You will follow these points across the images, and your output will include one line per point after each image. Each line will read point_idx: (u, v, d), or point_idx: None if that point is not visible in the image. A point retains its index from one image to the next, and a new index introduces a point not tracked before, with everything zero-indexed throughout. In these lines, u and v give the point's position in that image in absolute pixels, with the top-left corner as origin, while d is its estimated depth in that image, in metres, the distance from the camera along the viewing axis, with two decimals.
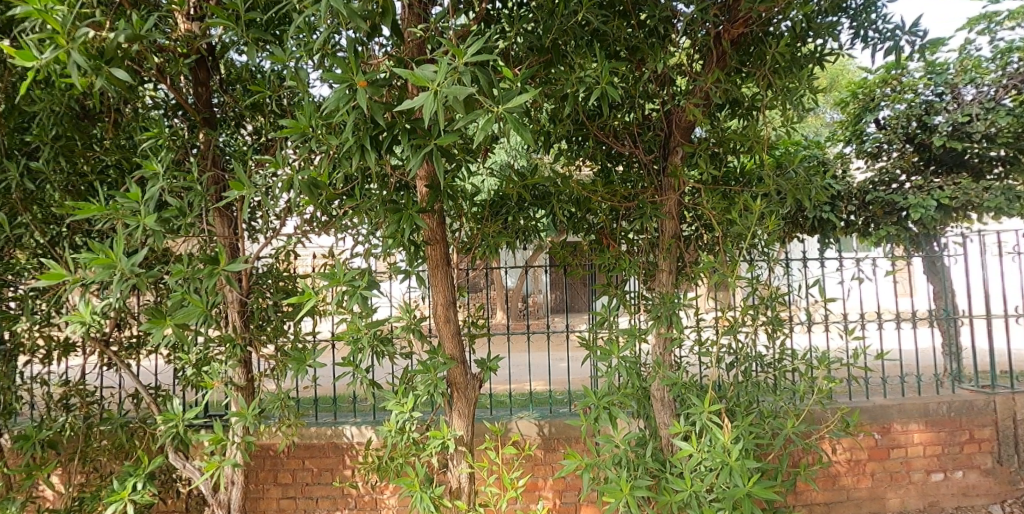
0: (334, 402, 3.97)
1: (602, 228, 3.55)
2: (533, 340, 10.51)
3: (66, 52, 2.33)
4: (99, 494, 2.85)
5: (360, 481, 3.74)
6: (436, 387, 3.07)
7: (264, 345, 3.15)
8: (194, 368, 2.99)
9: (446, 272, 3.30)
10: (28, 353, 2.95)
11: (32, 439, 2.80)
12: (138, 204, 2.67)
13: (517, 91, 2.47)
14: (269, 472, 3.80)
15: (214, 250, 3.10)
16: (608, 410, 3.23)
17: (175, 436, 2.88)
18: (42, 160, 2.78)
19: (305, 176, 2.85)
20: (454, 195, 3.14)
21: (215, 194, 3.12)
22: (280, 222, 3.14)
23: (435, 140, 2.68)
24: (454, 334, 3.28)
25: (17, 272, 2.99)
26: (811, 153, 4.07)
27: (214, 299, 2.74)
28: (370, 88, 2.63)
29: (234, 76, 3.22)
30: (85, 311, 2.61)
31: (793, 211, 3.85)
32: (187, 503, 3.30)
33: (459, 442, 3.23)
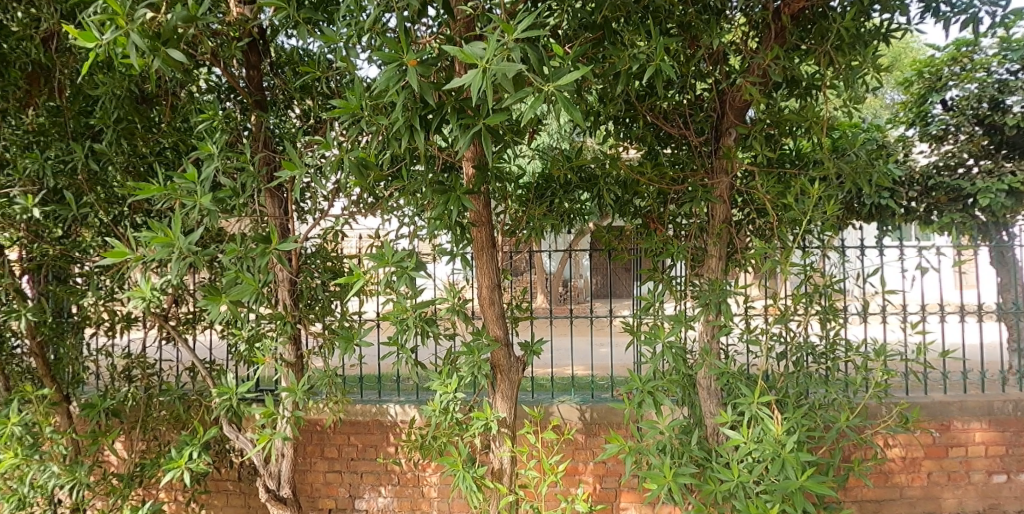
0: (378, 381, 4.04)
1: (650, 211, 3.47)
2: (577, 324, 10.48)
3: (126, 34, 2.43)
4: (158, 461, 3.00)
5: (403, 457, 3.82)
6: (479, 369, 3.13)
7: (313, 323, 3.20)
8: (246, 343, 3.10)
9: (491, 254, 3.31)
10: (94, 325, 3.06)
11: (97, 408, 2.91)
12: (195, 185, 2.78)
13: (567, 68, 2.42)
14: (316, 447, 3.92)
15: (266, 230, 3.17)
16: (652, 396, 3.20)
17: (229, 409, 3.01)
18: (104, 142, 2.86)
19: (354, 156, 2.93)
20: (501, 177, 3.21)
21: (267, 175, 3.17)
22: (328, 203, 3.18)
23: (483, 121, 2.69)
24: (498, 316, 3.29)
25: (84, 250, 3.00)
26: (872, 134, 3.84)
27: (265, 277, 2.86)
28: (419, 68, 2.64)
29: (283, 59, 3.29)
30: (146, 287, 2.76)
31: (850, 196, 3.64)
32: (239, 473, 3.45)
33: (502, 424, 3.28)
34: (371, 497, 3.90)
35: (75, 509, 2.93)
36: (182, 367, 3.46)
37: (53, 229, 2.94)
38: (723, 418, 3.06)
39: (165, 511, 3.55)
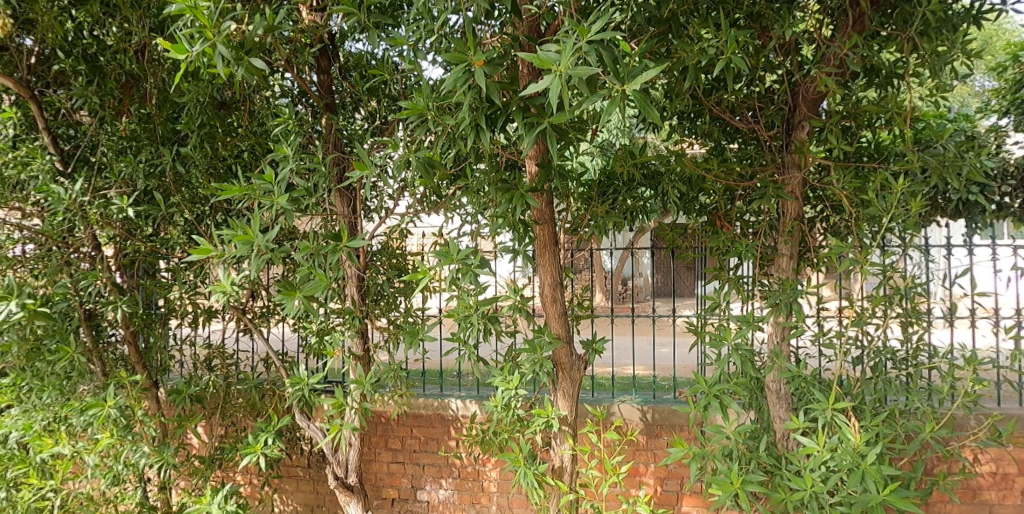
0: (440, 376, 4.12)
1: (716, 209, 3.38)
2: (642, 323, 10.33)
3: (213, 45, 2.57)
4: (236, 445, 3.19)
5: (464, 451, 3.88)
6: (540, 366, 3.14)
7: (378, 318, 3.32)
8: (317, 336, 3.24)
9: (554, 252, 3.30)
10: (178, 316, 3.31)
11: (184, 394, 3.13)
12: (271, 185, 2.93)
13: (641, 67, 2.38)
14: (380, 438, 4.05)
15: (336, 227, 3.29)
16: (719, 400, 3.10)
17: (301, 399, 3.15)
18: (190, 145, 3.07)
19: (420, 155, 2.98)
20: (565, 175, 3.20)
21: (337, 175, 3.29)
22: (394, 202, 3.28)
23: (548, 120, 2.71)
24: (560, 314, 3.29)
25: (170, 247, 3.23)
26: (961, 125, 3.50)
27: (336, 273, 2.98)
28: (486, 68, 2.65)
29: (351, 64, 3.41)
30: (226, 281, 2.93)
31: (930, 192, 3.37)
32: (309, 460, 3.62)
33: (563, 422, 3.28)
34: (432, 489, 3.99)
35: (163, 487, 3.18)
36: (257, 358, 3.67)
37: (144, 227, 3.16)
38: (796, 424, 2.94)
39: (242, 493, 3.77)
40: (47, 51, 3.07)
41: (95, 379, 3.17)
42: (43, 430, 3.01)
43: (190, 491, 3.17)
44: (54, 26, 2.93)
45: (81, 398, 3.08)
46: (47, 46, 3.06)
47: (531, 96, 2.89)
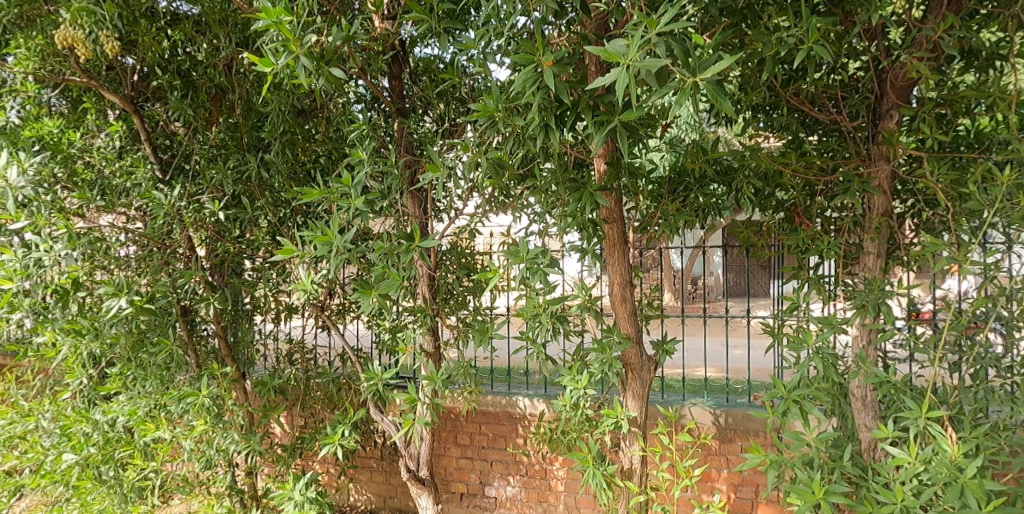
0: (507, 374, 4.20)
1: (795, 205, 3.22)
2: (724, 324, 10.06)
3: (296, 57, 2.69)
4: (315, 435, 3.48)
5: (532, 449, 3.92)
6: (610, 366, 3.08)
7: (448, 316, 3.40)
8: (389, 333, 3.38)
9: (624, 251, 3.24)
10: (262, 312, 3.58)
11: (268, 386, 3.32)
12: (349, 188, 3.03)
13: (715, 57, 2.26)
14: (449, 433, 4.16)
15: (409, 228, 3.38)
16: (799, 405, 2.92)
17: (376, 393, 3.27)
18: (273, 152, 3.26)
19: (491, 156, 2.99)
20: (635, 173, 3.13)
21: (410, 178, 3.39)
22: (463, 203, 3.34)
23: (619, 118, 2.63)
24: (630, 313, 3.22)
25: (256, 248, 3.46)
26: None
27: (409, 272, 3.04)
28: (555, 68, 2.60)
29: (421, 69, 3.50)
30: (307, 280, 3.08)
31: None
32: (382, 452, 3.89)
33: (633, 424, 3.21)
34: (500, 486, 4.06)
35: (249, 473, 3.47)
36: (334, 353, 3.87)
37: (232, 230, 3.38)
38: (886, 433, 2.74)
39: (320, 481, 4.09)
40: (147, 70, 3.36)
41: (190, 370, 3.43)
42: (145, 416, 3.29)
43: (274, 477, 3.42)
44: (152, 45, 3.18)
45: (179, 387, 3.35)
46: (146, 65, 3.35)
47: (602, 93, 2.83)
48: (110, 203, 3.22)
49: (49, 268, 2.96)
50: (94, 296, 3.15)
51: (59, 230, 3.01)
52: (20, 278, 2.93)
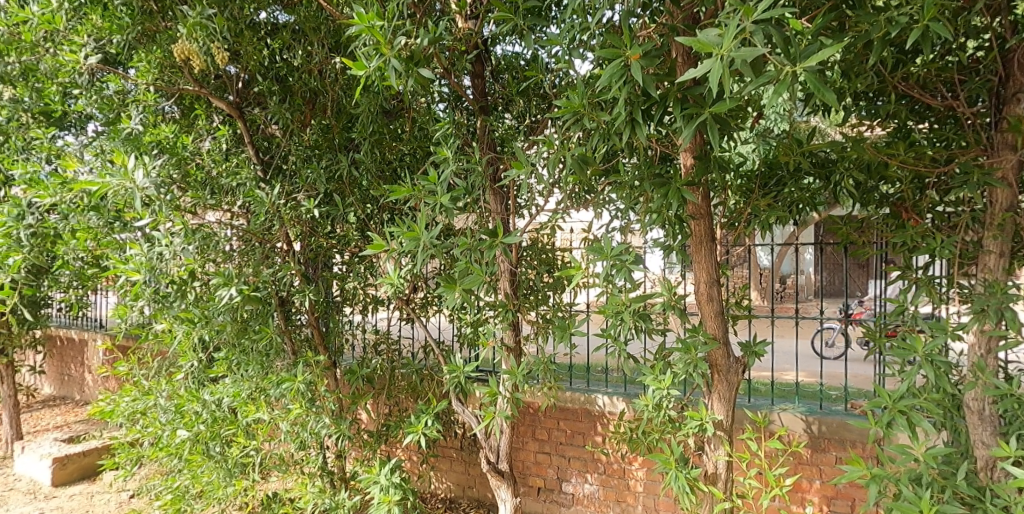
0: (587, 371, 4.21)
1: (902, 199, 2.96)
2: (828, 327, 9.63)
3: (387, 59, 2.73)
4: (399, 424, 3.73)
5: (610, 447, 3.90)
6: (695, 368, 2.91)
7: (528, 311, 3.40)
8: (471, 327, 3.49)
9: (712, 248, 3.03)
10: (353, 303, 3.81)
11: (357, 374, 3.64)
12: (435, 186, 3.08)
13: (816, 46, 2.02)
14: (528, 428, 4.23)
15: (491, 223, 3.39)
16: (906, 416, 2.67)
17: (457, 385, 3.33)
18: (363, 151, 3.41)
19: (575, 153, 2.82)
20: (725, 166, 2.93)
21: (493, 174, 3.40)
22: (544, 200, 3.34)
23: (710, 111, 2.37)
24: (717, 314, 3.01)
25: (347, 243, 3.64)
26: None
27: (493, 268, 3.02)
28: (643, 61, 2.36)
29: (502, 66, 3.54)
30: (394, 274, 3.17)
31: None
32: (462, 442, 4.15)
33: (718, 427, 3.03)
34: (578, 482, 4.07)
35: (339, 456, 3.74)
36: (417, 345, 4.02)
37: (324, 226, 3.59)
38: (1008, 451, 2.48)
39: (404, 467, 4.35)
40: (250, 76, 3.59)
41: (287, 357, 3.64)
42: (247, 398, 3.55)
43: (361, 461, 3.71)
44: (254, 54, 3.39)
45: (278, 372, 3.57)
46: (248, 72, 3.58)
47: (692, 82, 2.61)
48: (218, 200, 3.47)
49: (168, 260, 3.17)
50: (208, 287, 3.36)
51: (172, 227, 3.26)
52: (146, 270, 3.14)
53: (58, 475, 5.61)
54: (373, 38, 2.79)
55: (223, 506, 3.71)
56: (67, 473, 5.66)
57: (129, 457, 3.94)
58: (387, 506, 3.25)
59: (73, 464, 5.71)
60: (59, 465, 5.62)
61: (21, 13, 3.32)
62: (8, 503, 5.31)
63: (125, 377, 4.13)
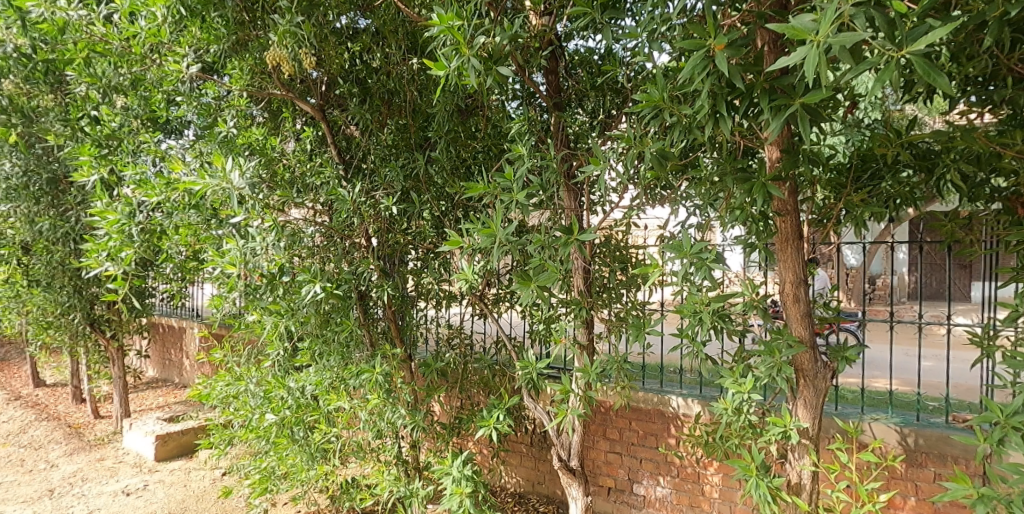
0: (660, 371, 4.12)
1: (1015, 193, 2.74)
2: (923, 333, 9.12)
3: (467, 58, 2.74)
4: (472, 417, 3.79)
5: (684, 450, 3.81)
6: (778, 372, 2.77)
7: (601, 309, 3.35)
8: (544, 324, 3.48)
9: (798, 246, 2.87)
10: (427, 298, 3.87)
11: (432, 367, 3.70)
12: (511, 183, 3.07)
13: (924, 26, 1.87)
14: (599, 427, 4.19)
15: (565, 220, 3.36)
16: (1019, 432, 2.47)
17: (530, 381, 3.32)
18: (439, 149, 3.45)
19: (655, 148, 2.73)
20: (815, 160, 2.77)
21: (567, 170, 3.36)
22: (619, 196, 3.29)
23: (800, 101, 2.25)
24: (804, 315, 2.85)
25: (423, 239, 3.70)
26: None
27: (568, 265, 2.98)
28: (728, 51, 2.28)
29: (576, 61, 3.50)
30: (469, 271, 3.18)
31: None
32: (532, 438, 4.14)
33: (803, 435, 2.88)
34: (650, 484, 4.00)
35: (413, 446, 3.81)
36: (489, 339, 4.04)
37: (401, 222, 3.66)
38: None
39: (475, 460, 4.39)
40: (331, 78, 3.69)
41: (366, 349, 3.75)
42: (329, 387, 3.68)
43: (435, 453, 3.80)
44: (335, 55, 3.47)
45: (357, 364, 3.67)
46: (330, 74, 3.67)
47: (780, 73, 2.50)
48: (302, 196, 3.58)
49: (261, 255, 3.26)
50: (295, 281, 3.47)
51: (265, 223, 3.33)
52: (240, 265, 3.27)
53: (161, 451, 5.97)
54: (454, 38, 2.79)
55: (306, 487, 3.89)
56: (168, 449, 6.02)
57: (222, 438, 4.16)
58: (459, 498, 3.31)
59: (174, 441, 6.06)
60: (161, 442, 5.98)
61: (130, 28, 3.36)
62: (118, 475, 5.70)
63: (220, 363, 4.34)
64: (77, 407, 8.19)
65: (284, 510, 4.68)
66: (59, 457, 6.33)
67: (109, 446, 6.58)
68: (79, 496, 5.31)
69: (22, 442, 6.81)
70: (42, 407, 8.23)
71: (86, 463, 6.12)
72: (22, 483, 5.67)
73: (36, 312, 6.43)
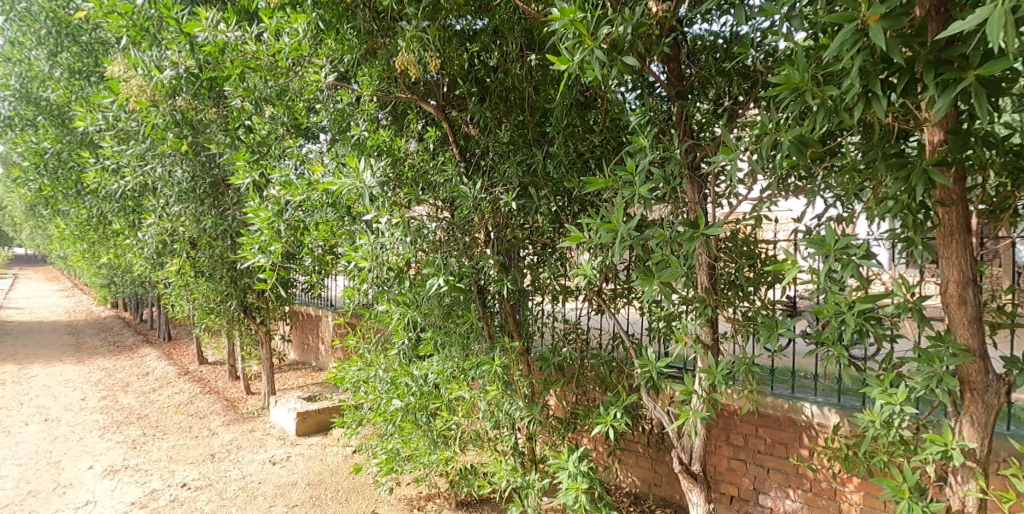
0: (792, 375, 3.88)
1: None
2: None
3: (591, 50, 2.67)
4: (589, 413, 3.74)
5: (818, 463, 3.58)
6: (937, 382, 2.50)
7: (726, 308, 3.19)
8: (665, 322, 3.36)
9: (965, 242, 2.52)
10: (544, 293, 3.81)
11: (549, 362, 3.68)
12: (633, 176, 2.96)
13: None
14: (721, 431, 4.01)
15: (688, 214, 3.22)
16: None
17: (649, 380, 3.23)
18: (557, 144, 3.42)
19: (794, 134, 2.54)
20: (989, 142, 2.43)
21: (691, 162, 3.21)
22: (748, 189, 3.11)
23: (975, 72, 2.00)
24: (972, 321, 2.53)
25: (544, 233, 3.69)
26: None
27: (693, 261, 2.85)
28: (885, 22, 2.03)
29: (698, 47, 3.34)
30: (587, 267, 3.13)
31: None
32: (649, 438, 4.04)
33: (968, 457, 2.58)
34: (778, 496, 3.80)
35: (530, 438, 3.83)
36: (607, 335, 3.98)
37: (519, 217, 3.68)
38: None
39: (590, 456, 4.35)
40: (449, 78, 3.75)
41: (484, 341, 3.81)
42: (450, 376, 3.77)
43: (552, 446, 3.80)
44: (458, 54, 3.52)
45: (477, 355, 3.73)
46: (448, 74, 3.73)
47: (945, 44, 2.22)
48: (428, 191, 3.68)
49: (389, 250, 3.42)
50: (420, 274, 3.58)
51: (393, 219, 3.41)
52: (371, 260, 3.41)
53: (301, 427, 6.34)
54: (577, 30, 2.74)
55: (427, 470, 4.04)
56: (308, 426, 6.38)
57: (354, 418, 4.39)
58: (575, 493, 3.30)
59: (312, 418, 6.43)
60: (301, 418, 6.35)
61: (276, 45, 3.84)
62: (266, 445, 6.17)
63: (353, 347, 4.52)
64: (233, 382, 8.94)
65: (408, 491, 4.87)
66: (220, 425, 6.94)
67: (259, 419, 7.12)
68: (234, 462, 5.78)
69: (190, 410, 7.56)
70: (204, 381, 9.07)
71: (241, 433, 6.65)
72: (190, 445, 6.29)
73: (201, 299, 6.87)
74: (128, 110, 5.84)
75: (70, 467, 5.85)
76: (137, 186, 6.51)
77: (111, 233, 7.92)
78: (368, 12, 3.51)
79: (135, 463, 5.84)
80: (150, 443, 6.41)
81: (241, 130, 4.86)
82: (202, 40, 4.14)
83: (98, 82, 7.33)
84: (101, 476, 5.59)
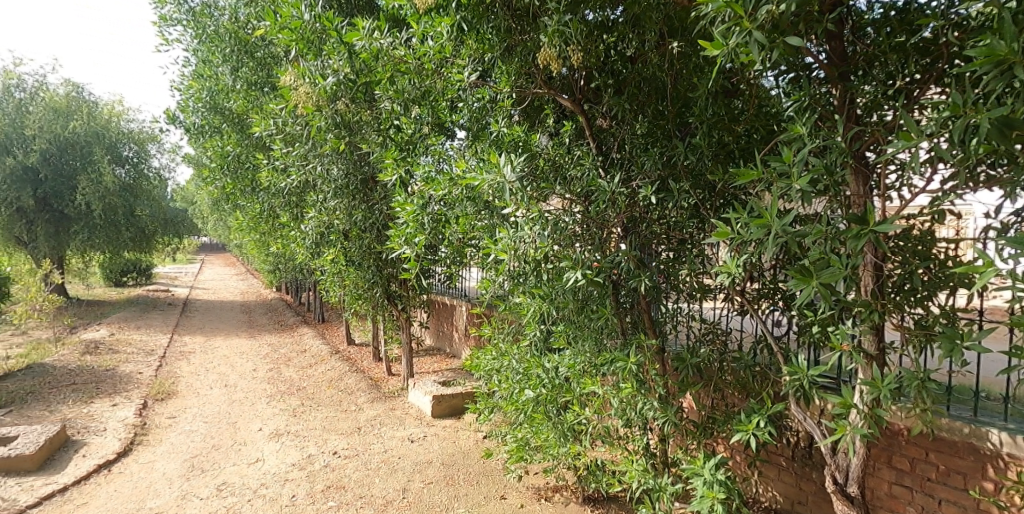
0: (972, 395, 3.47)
1: None
2: None
3: (750, 32, 2.50)
4: (729, 419, 3.54)
5: (1005, 498, 3.18)
6: None
7: (893, 313, 2.89)
8: (818, 326, 3.11)
9: None
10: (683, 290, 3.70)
11: (687, 362, 3.54)
12: (790, 167, 2.75)
13: None
14: (883, 453, 3.67)
15: (853, 209, 2.94)
16: None
17: (799, 389, 3.00)
18: (700, 135, 3.27)
19: (996, 114, 2.23)
20: None
21: (856, 151, 2.93)
22: (925, 181, 2.79)
23: None
24: None
25: (685, 227, 3.53)
26: None
27: (857, 260, 2.61)
28: None
29: (865, 22, 3.04)
30: (732, 264, 2.96)
31: None
32: (795, 450, 3.77)
33: None
34: None
35: (664, 440, 3.71)
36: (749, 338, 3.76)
37: (658, 211, 3.56)
38: None
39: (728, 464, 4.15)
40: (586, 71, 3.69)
41: (618, 336, 3.72)
42: (583, 370, 3.73)
43: (686, 449, 3.65)
44: (598, 43, 3.45)
45: (611, 351, 3.65)
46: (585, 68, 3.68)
47: None
48: (567, 182, 3.64)
49: (528, 242, 3.42)
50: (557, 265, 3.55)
51: (531, 211, 3.40)
52: (511, 251, 3.43)
53: (436, 409, 6.57)
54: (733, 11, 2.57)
55: (557, 461, 4.02)
56: (442, 408, 6.59)
57: (488, 405, 4.47)
58: (711, 501, 3.14)
59: (447, 402, 6.62)
60: (436, 401, 6.57)
61: (423, 48, 4.07)
62: (405, 424, 6.44)
63: (488, 337, 4.58)
64: (377, 364, 9.44)
65: (538, 481, 4.90)
66: (366, 401, 7.35)
67: (399, 398, 7.47)
68: (377, 436, 6.09)
69: (340, 385, 8.08)
70: (353, 360, 9.66)
71: (383, 410, 6.99)
72: (341, 417, 6.70)
73: (351, 286, 7.28)
74: (295, 114, 6.31)
75: (244, 427, 6.43)
76: (300, 181, 7.04)
77: (279, 225, 8.62)
78: (506, 10, 3.51)
79: (296, 429, 6.32)
80: (308, 412, 6.91)
81: (393, 128, 5.11)
82: (359, 47, 4.38)
83: (270, 91, 8.00)
84: (268, 438, 6.09)
